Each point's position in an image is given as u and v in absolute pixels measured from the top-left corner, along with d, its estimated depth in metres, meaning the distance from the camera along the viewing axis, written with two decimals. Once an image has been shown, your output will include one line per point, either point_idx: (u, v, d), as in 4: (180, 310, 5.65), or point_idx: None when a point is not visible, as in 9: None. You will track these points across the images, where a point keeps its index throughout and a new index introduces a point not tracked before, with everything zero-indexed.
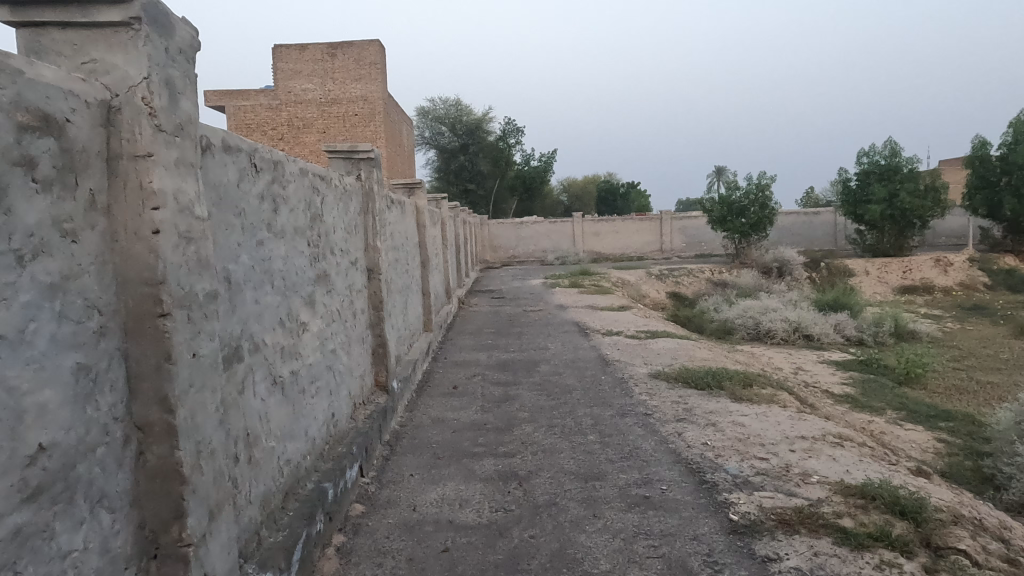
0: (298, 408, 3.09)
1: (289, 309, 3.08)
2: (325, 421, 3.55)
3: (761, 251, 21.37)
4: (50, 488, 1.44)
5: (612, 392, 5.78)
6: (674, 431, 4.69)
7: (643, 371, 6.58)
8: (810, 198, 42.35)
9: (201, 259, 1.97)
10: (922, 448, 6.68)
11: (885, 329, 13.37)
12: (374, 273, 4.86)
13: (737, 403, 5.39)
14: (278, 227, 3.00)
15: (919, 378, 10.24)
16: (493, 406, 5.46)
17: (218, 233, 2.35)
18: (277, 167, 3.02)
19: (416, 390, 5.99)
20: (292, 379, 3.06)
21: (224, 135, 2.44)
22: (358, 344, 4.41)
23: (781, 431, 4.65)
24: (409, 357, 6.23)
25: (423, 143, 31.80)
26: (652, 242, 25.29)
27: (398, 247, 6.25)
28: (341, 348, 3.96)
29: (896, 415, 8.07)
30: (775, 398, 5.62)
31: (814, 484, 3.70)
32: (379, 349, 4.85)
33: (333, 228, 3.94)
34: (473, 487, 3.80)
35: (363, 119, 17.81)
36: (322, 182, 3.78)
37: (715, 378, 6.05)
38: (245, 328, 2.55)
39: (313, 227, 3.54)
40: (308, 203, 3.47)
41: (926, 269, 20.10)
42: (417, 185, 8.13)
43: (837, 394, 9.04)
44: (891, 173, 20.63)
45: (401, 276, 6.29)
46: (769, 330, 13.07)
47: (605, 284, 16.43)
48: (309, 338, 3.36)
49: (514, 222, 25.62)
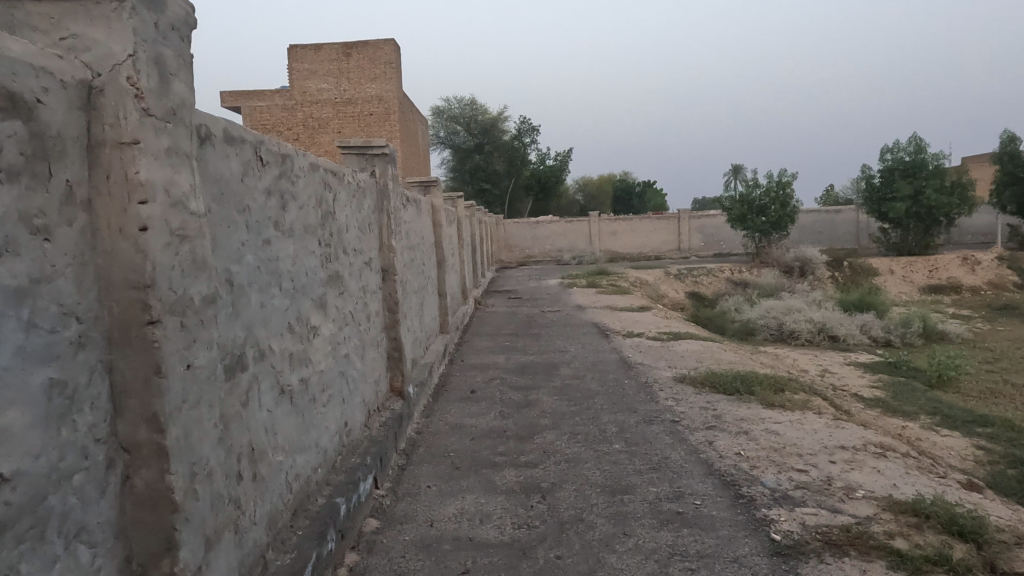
0: (307, 418, 2.90)
1: (299, 312, 2.88)
2: (337, 431, 3.36)
3: (782, 250, 20.86)
4: (14, 526, 1.24)
5: (637, 397, 5.54)
6: (703, 440, 4.47)
7: (667, 375, 6.35)
8: (832, 194, 41.57)
9: (197, 260, 1.78)
10: (961, 456, 6.37)
11: (913, 330, 13.09)
12: (388, 274, 4.66)
13: (769, 410, 5.11)
14: (286, 224, 2.80)
15: (952, 381, 9.97)
16: (513, 412, 5.24)
17: (219, 231, 2.14)
18: (285, 160, 2.82)
19: (433, 394, 5.78)
20: (302, 388, 2.85)
21: (227, 124, 2.25)
22: (372, 349, 4.21)
23: (819, 440, 4.39)
24: (424, 361, 6.02)
25: (438, 142, 31.81)
26: (670, 241, 24.96)
27: (414, 246, 6.07)
28: (355, 353, 3.77)
29: (931, 421, 7.76)
30: (809, 404, 5.34)
31: (859, 499, 3.46)
32: (394, 353, 4.67)
33: (345, 226, 3.72)
34: (494, 500, 3.58)
35: (379, 118, 17.72)
36: (335, 178, 3.58)
37: (745, 382, 5.78)
38: (250, 334, 2.36)
39: (324, 225, 3.34)
40: (319, 199, 3.27)
41: (953, 268, 19.63)
42: (433, 183, 7.97)
43: (867, 398, 8.78)
44: (916, 170, 20.22)
45: (416, 277, 6.08)
46: (793, 332, 12.79)
47: (623, 284, 16.22)
48: (320, 343, 3.16)
49: (529, 221, 25.40)
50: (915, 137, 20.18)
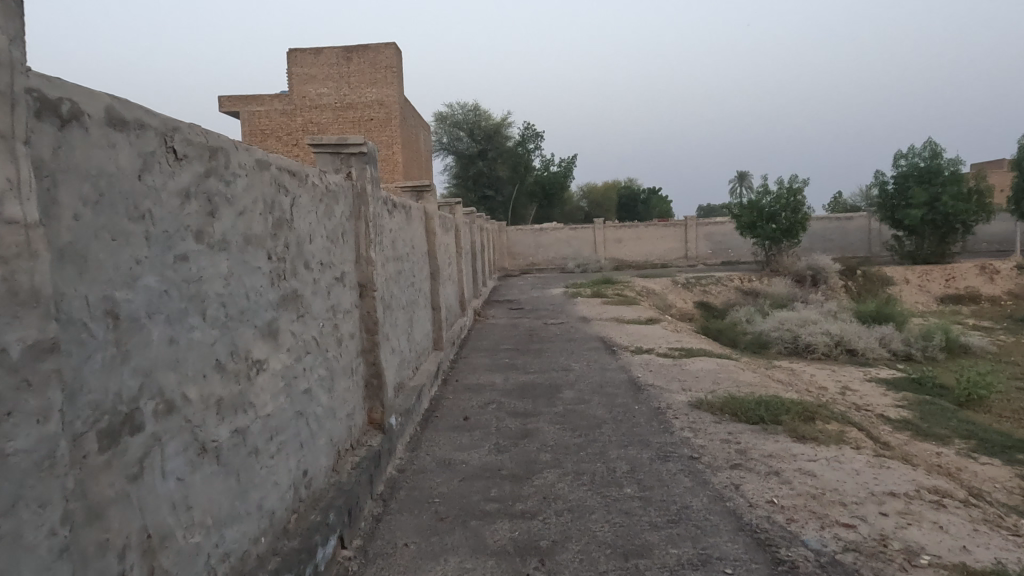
0: (245, 477, 2.30)
1: (234, 344, 2.30)
2: (292, 485, 2.77)
3: (793, 258, 20.22)
4: None
5: (649, 428, 4.94)
6: (728, 483, 3.86)
7: (682, 399, 5.75)
8: (841, 201, 40.85)
9: (16, 290, 1.19)
10: (1007, 489, 5.73)
11: (935, 343, 12.45)
12: (367, 290, 4.08)
13: (801, 444, 4.50)
14: (216, 235, 2.22)
15: (982, 401, 9.32)
16: (509, 445, 4.64)
17: (89, 245, 1.56)
18: (216, 155, 2.25)
19: (421, 422, 5.20)
20: (236, 442, 2.26)
21: (110, 101, 1.67)
22: (343, 378, 3.62)
23: (863, 485, 3.77)
24: (412, 384, 5.44)
25: (440, 148, 31.31)
26: (677, 249, 24.37)
27: (402, 257, 5.50)
28: (319, 385, 3.18)
29: (967, 447, 7.13)
30: (844, 437, 4.72)
31: (926, 568, 2.84)
32: (373, 380, 4.10)
33: (308, 236, 3.15)
34: (482, 566, 2.98)
35: (379, 124, 17.30)
36: (293, 178, 3.00)
37: (770, 410, 5.16)
38: (149, 380, 1.78)
39: (277, 235, 2.76)
40: (269, 204, 2.69)
41: (970, 277, 18.98)
42: (427, 189, 7.41)
43: (893, 419, 8.16)
44: (932, 176, 19.59)
45: (403, 290, 5.51)
46: (809, 345, 12.16)
47: (629, 294, 15.64)
48: (268, 380, 2.57)
49: (533, 228, 24.84)
50: (931, 142, 19.59)
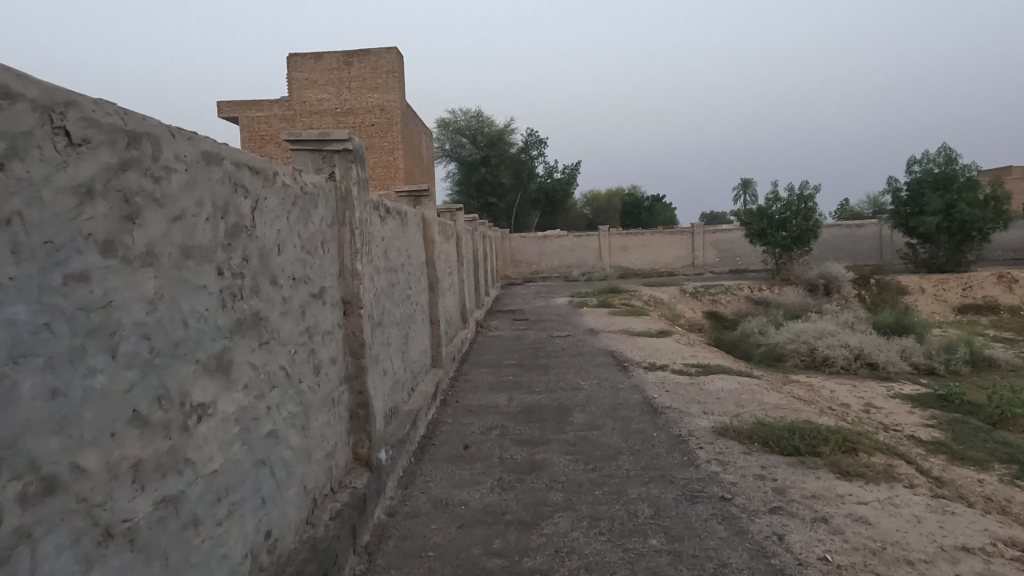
0: (176, 559, 1.78)
1: (165, 386, 1.78)
2: (249, 555, 2.24)
3: (804, 267, 19.67)
4: None
5: (671, 460, 4.40)
6: (769, 532, 3.33)
7: (704, 424, 5.21)
8: (849, 208, 40.27)
9: None
10: None
11: (958, 356, 11.88)
12: (352, 307, 3.57)
13: (846, 481, 3.96)
14: (139, 246, 1.71)
15: (1016, 420, 8.76)
16: (515, 481, 4.11)
17: None
18: (141, 142, 1.74)
19: (416, 453, 4.67)
20: (163, 515, 1.73)
21: None
22: (322, 411, 3.10)
23: (930, 536, 3.23)
24: (407, 408, 4.91)
25: (443, 155, 30.89)
26: (683, 257, 23.84)
27: (395, 268, 4.99)
28: (288, 426, 2.66)
29: (1010, 474, 6.56)
30: (894, 471, 4.17)
31: None
32: (358, 411, 3.58)
33: (276, 246, 2.63)
34: None
35: (380, 129, 16.85)
36: (256, 175, 2.49)
37: (805, 439, 4.61)
38: (10, 453, 1.25)
39: (232, 246, 2.25)
40: (221, 207, 2.18)
41: (988, 286, 18.39)
42: (425, 194, 6.91)
43: (926, 441, 7.59)
44: (947, 182, 19.05)
45: (398, 305, 5.00)
46: (827, 358, 11.60)
47: (636, 303, 15.11)
48: (215, 426, 2.05)
49: (537, 236, 24.31)
50: (946, 148, 19.08)
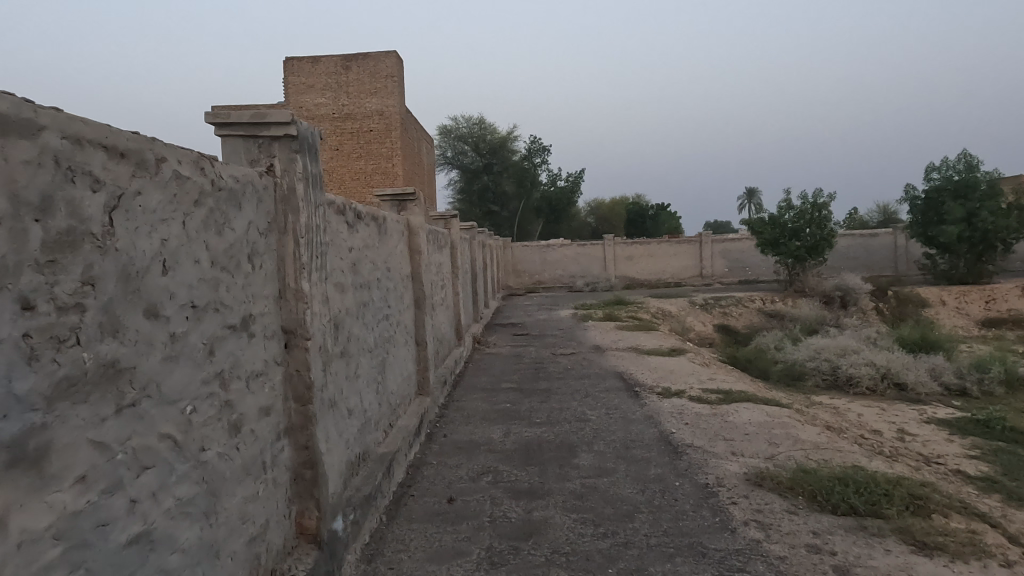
0: None
1: None
2: None
3: (818, 278, 18.82)
4: None
5: (699, 521, 3.59)
6: None
7: (735, 469, 4.39)
8: (857, 217, 39.46)
9: None
10: None
11: (992, 375, 11.02)
12: (296, 338, 2.77)
13: (927, 558, 3.13)
14: None
15: None
16: (508, 552, 3.29)
17: None
18: None
19: (390, 508, 3.86)
20: None
21: None
22: (244, 482, 2.30)
23: None
24: (381, 452, 4.11)
25: (445, 163, 30.21)
26: (691, 267, 23.01)
27: (368, 284, 4.19)
28: (175, 519, 1.85)
29: None
30: (982, 541, 3.35)
31: None
32: (304, 472, 2.78)
33: (157, 261, 1.83)
34: None
35: (379, 135, 16.12)
36: (120, 158, 1.70)
37: (863, 494, 3.79)
38: None
39: (60, 263, 1.45)
40: (36, 201, 1.39)
41: (1012, 299, 17.53)
42: (410, 198, 6.12)
43: (974, 476, 6.74)
44: (969, 190, 18.21)
45: (371, 327, 4.20)
46: (851, 378, 10.76)
47: (644, 317, 14.28)
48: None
49: (539, 245, 23.52)
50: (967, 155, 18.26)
